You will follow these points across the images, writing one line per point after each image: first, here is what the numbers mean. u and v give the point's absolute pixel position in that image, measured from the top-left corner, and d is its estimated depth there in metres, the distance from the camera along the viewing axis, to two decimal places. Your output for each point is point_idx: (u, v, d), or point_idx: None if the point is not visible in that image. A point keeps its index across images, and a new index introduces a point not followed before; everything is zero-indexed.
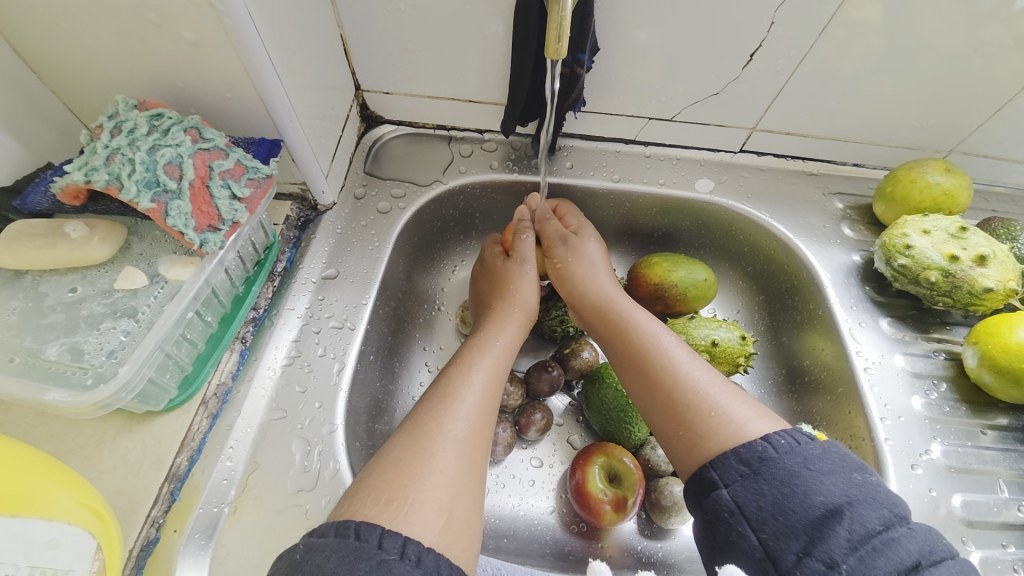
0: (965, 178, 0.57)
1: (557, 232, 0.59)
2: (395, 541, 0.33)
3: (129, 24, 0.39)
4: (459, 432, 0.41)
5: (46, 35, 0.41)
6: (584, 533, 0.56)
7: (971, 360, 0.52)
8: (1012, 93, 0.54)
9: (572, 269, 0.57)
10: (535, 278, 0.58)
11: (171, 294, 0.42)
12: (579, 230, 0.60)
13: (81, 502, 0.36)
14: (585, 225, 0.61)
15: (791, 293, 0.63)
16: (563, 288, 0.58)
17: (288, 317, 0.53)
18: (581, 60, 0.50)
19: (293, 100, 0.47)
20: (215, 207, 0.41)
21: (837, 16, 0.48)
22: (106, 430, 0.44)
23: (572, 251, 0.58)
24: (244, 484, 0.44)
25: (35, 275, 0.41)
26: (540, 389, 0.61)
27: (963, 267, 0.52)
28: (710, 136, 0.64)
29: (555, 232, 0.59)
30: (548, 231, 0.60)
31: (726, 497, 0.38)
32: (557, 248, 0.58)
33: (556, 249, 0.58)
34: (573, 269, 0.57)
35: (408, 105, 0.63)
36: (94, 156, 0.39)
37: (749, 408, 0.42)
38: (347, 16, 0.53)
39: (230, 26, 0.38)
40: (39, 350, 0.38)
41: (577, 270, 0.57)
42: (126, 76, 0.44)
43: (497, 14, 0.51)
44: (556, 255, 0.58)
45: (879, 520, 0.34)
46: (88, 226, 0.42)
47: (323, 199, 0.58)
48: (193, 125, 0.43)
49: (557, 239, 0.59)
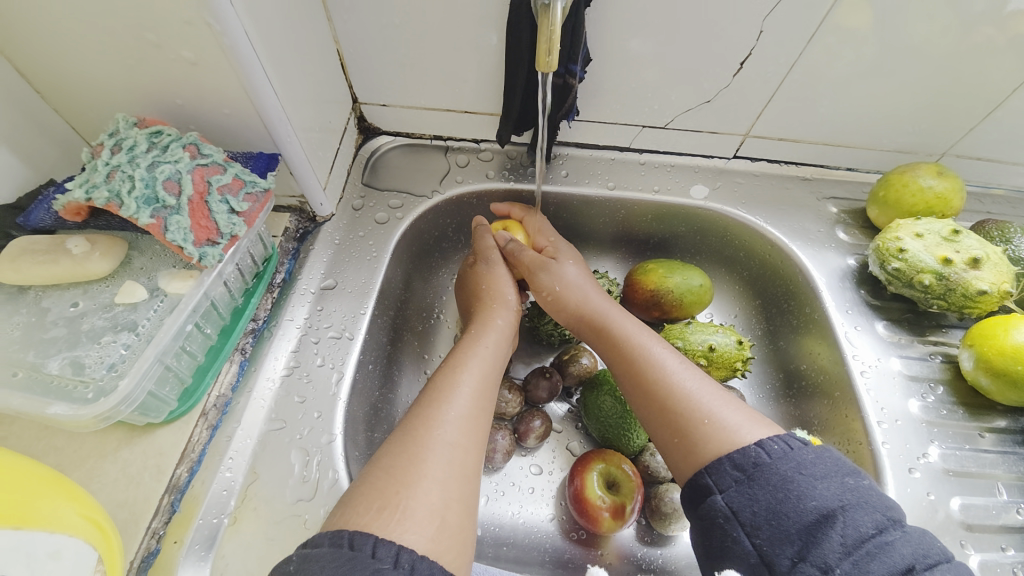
0: (958, 181, 0.58)
1: (535, 259, 0.58)
2: (390, 549, 0.34)
3: (128, 44, 0.40)
4: (449, 436, 0.41)
5: (48, 56, 0.42)
6: (583, 540, 0.57)
7: (967, 362, 0.53)
8: (1004, 95, 0.54)
9: (562, 297, 0.56)
10: (508, 276, 0.59)
11: (170, 308, 0.42)
12: (555, 251, 0.60)
13: (82, 513, 0.36)
14: (561, 244, 0.61)
15: (787, 298, 0.64)
16: (560, 315, 0.58)
17: (287, 328, 0.53)
18: (573, 71, 0.51)
19: (290, 114, 0.48)
20: (213, 221, 0.42)
21: (826, 23, 0.49)
22: (108, 442, 0.44)
23: (554, 279, 0.57)
24: (244, 494, 0.45)
25: (37, 290, 0.42)
26: (538, 396, 0.61)
27: (956, 270, 0.52)
28: (704, 143, 0.64)
29: (533, 260, 0.59)
30: (526, 261, 0.59)
31: (721, 503, 0.38)
32: (540, 278, 0.57)
33: (540, 278, 0.58)
34: (563, 297, 0.56)
35: (405, 117, 0.64)
36: (94, 173, 0.40)
37: (742, 414, 0.42)
38: (343, 31, 0.54)
39: (227, 44, 0.39)
40: (41, 364, 0.39)
41: (568, 298, 0.56)
42: (127, 94, 0.45)
43: (490, 26, 0.52)
44: (542, 286, 0.58)
45: (872, 525, 0.34)
46: (89, 242, 0.43)
47: (321, 211, 0.59)
48: (192, 142, 0.44)
49: (536, 268, 0.58)
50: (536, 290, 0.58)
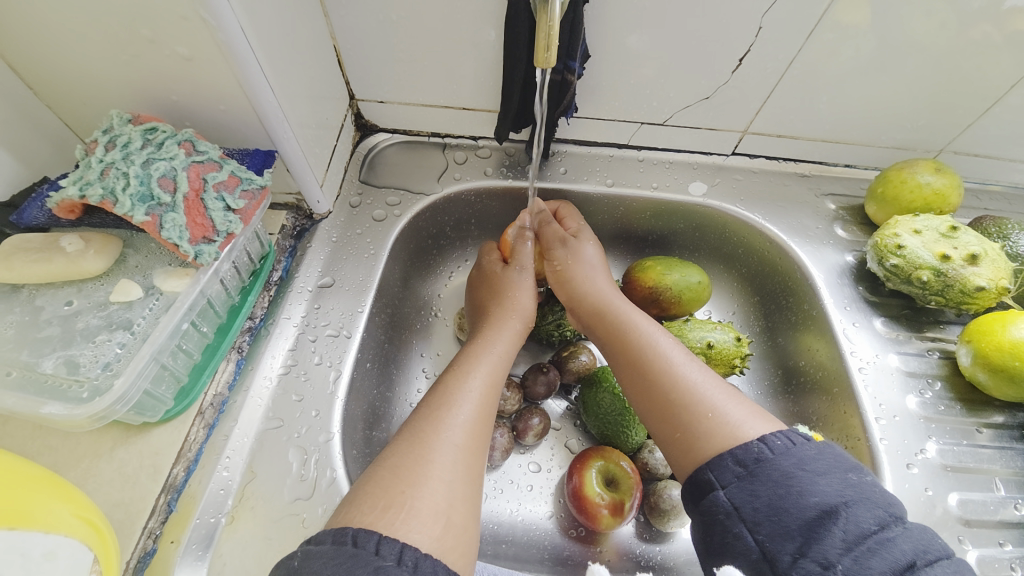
0: (956, 178, 0.58)
1: (556, 234, 0.59)
2: (392, 547, 0.33)
3: (122, 39, 0.39)
4: (456, 438, 0.41)
5: (40, 51, 0.41)
6: (582, 537, 0.57)
7: (965, 358, 0.53)
8: (1002, 92, 0.55)
9: (572, 273, 0.57)
10: (532, 285, 0.58)
11: (166, 306, 0.42)
12: (579, 233, 0.60)
13: (78, 514, 0.36)
14: (585, 229, 0.61)
15: (786, 294, 0.64)
16: (566, 295, 0.57)
17: (285, 326, 0.53)
18: (572, 67, 0.51)
19: (287, 110, 0.47)
20: (210, 219, 0.42)
21: (824, 20, 0.49)
22: (103, 442, 0.44)
23: (571, 255, 0.58)
24: (241, 494, 0.45)
25: (31, 289, 0.42)
26: (536, 392, 0.61)
27: (954, 266, 0.52)
28: (702, 140, 0.64)
29: (553, 234, 0.59)
30: (547, 236, 0.60)
31: (722, 499, 0.38)
32: (557, 252, 0.58)
33: (556, 252, 0.58)
34: (574, 271, 0.57)
35: (402, 113, 0.64)
36: (89, 170, 0.39)
37: (747, 409, 0.42)
38: (339, 26, 0.53)
39: (223, 39, 0.39)
40: (35, 363, 0.38)
41: (580, 275, 0.56)
42: (120, 90, 0.44)
43: (488, 22, 0.52)
44: (556, 259, 0.58)
45: (873, 521, 0.34)
46: (83, 240, 0.43)
47: (318, 208, 0.59)
48: (187, 138, 0.43)
49: (553, 243, 0.59)
50: (549, 262, 0.59)
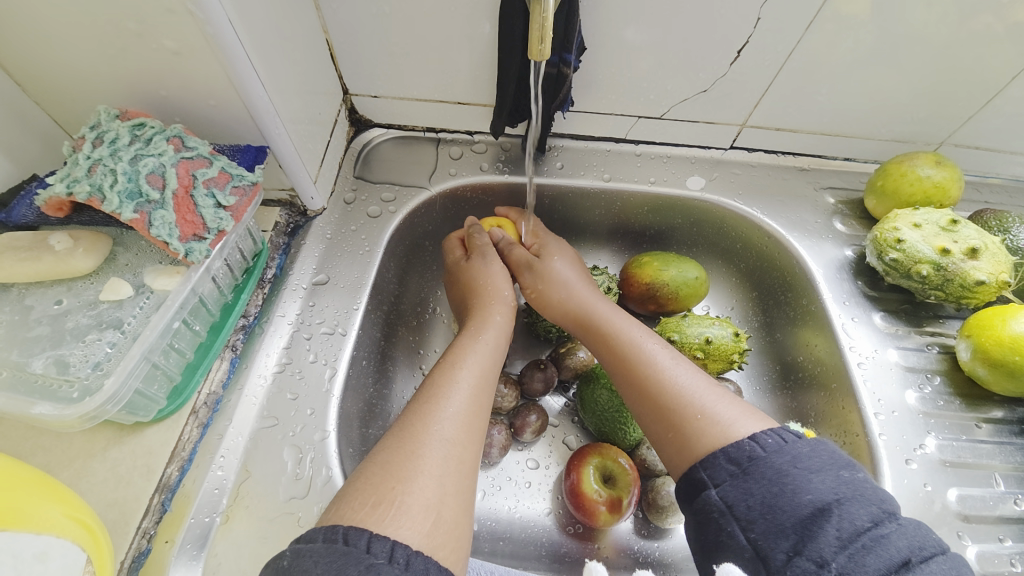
0: (956, 170, 0.57)
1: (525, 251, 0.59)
2: (384, 545, 0.33)
3: (110, 33, 0.39)
4: (446, 432, 0.41)
5: (25, 46, 0.40)
6: (579, 534, 0.56)
7: (964, 353, 0.52)
8: (1003, 83, 0.54)
9: (548, 275, 0.56)
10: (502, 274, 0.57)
11: (157, 305, 0.42)
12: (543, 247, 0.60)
13: (70, 514, 0.36)
14: (550, 240, 0.61)
15: (784, 290, 0.63)
16: (543, 296, 0.56)
17: (279, 324, 0.53)
18: (568, 60, 0.50)
19: (278, 106, 0.47)
20: (200, 216, 0.41)
21: (823, 10, 0.48)
22: (96, 441, 0.44)
23: (539, 278, 0.57)
24: (236, 493, 0.44)
25: (21, 288, 0.41)
26: (534, 388, 0.61)
27: (953, 260, 0.52)
28: (701, 134, 0.64)
29: (521, 254, 0.59)
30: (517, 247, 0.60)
31: (716, 497, 0.38)
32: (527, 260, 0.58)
33: (528, 266, 0.58)
34: (549, 272, 0.56)
35: (397, 108, 0.63)
36: (76, 167, 0.39)
37: (737, 408, 0.42)
38: (332, 20, 0.53)
39: (211, 33, 0.38)
40: (25, 363, 0.38)
41: (554, 292, 0.56)
42: (109, 85, 0.44)
43: (483, 14, 0.51)
44: (526, 286, 0.58)
45: (867, 518, 0.33)
46: (72, 238, 0.42)
47: (312, 205, 0.58)
48: (176, 134, 0.43)
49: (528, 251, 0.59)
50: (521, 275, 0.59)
